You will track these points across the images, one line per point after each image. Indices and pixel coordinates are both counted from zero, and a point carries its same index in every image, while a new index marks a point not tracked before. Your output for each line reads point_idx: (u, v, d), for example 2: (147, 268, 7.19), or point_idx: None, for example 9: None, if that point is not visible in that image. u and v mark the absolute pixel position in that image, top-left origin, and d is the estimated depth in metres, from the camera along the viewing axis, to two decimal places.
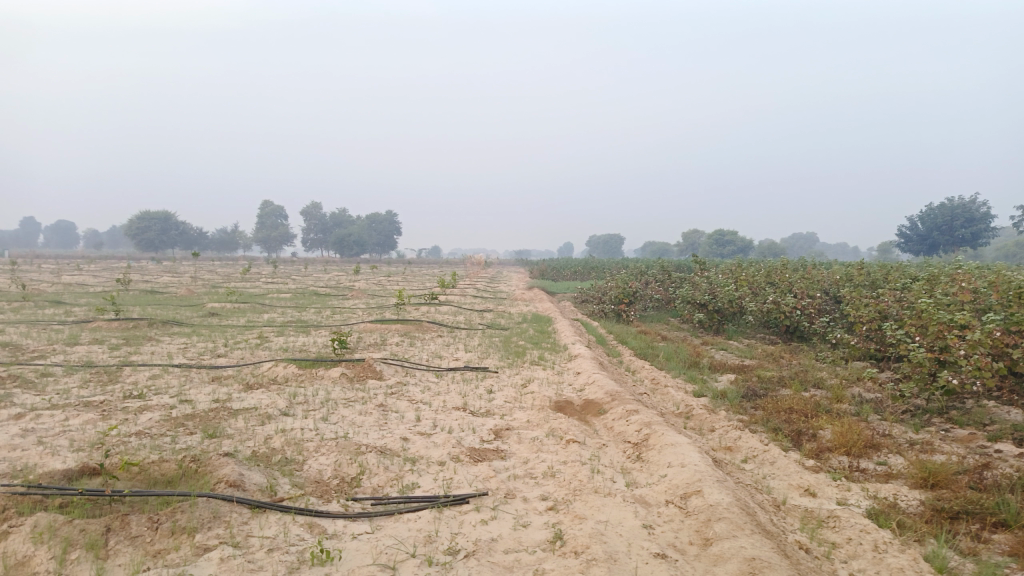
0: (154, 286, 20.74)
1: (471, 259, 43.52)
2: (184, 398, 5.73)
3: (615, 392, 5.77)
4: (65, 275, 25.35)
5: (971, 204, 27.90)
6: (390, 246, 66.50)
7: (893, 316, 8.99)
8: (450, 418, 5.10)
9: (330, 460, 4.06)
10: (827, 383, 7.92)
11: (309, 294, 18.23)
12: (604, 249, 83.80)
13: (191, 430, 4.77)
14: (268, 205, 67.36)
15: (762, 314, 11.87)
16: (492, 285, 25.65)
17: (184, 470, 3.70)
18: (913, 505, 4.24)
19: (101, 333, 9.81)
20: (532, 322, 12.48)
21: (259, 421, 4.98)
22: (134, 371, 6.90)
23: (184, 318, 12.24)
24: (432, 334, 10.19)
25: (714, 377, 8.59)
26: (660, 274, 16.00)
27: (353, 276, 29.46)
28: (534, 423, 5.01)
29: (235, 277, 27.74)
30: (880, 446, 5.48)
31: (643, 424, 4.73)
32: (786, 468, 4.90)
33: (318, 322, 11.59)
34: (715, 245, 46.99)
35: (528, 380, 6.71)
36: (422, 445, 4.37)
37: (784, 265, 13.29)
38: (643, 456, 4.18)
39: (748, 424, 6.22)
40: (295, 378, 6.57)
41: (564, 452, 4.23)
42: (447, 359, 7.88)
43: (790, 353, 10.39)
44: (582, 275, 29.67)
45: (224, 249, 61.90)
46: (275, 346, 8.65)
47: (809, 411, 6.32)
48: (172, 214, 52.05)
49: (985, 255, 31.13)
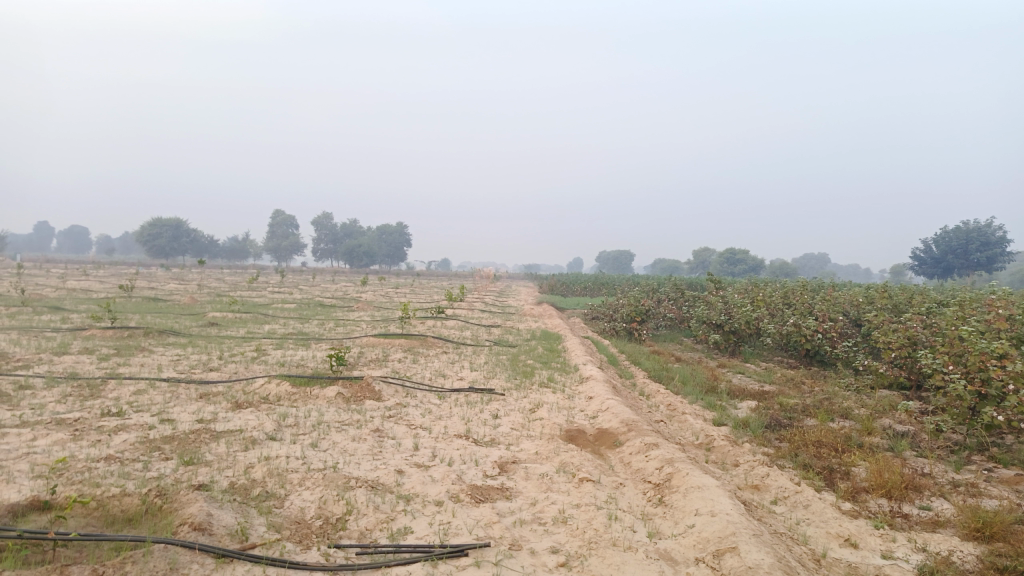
0: (159, 294, 20.38)
1: (480, 272, 43.07)
2: (166, 417, 5.30)
3: (632, 421, 5.30)
4: (72, 280, 25.15)
5: (986, 227, 27.28)
6: (400, 258, 66.19)
7: (924, 343, 8.49)
8: (451, 448, 4.65)
9: (314, 496, 3.63)
10: (854, 414, 7.41)
11: (314, 305, 17.90)
12: (614, 265, 83.28)
13: (166, 455, 4.35)
14: (278, 214, 67.24)
15: (781, 337, 11.36)
16: (501, 299, 25.25)
17: (148, 507, 3.28)
18: (970, 562, 3.75)
19: (93, 342, 9.43)
20: (541, 339, 12.03)
21: (242, 446, 4.55)
22: (118, 385, 6.49)
23: (182, 327, 11.86)
24: (437, 351, 9.75)
25: (733, 403, 8.11)
26: (673, 292, 15.50)
27: (360, 287, 29.09)
28: (544, 455, 4.55)
29: (241, 285, 27.39)
30: (921, 489, 4.99)
31: (664, 460, 4.26)
32: (822, 514, 4.42)
33: (319, 335, 11.18)
34: (725, 263, 46.39)
35: (536, 404, 6.25)
36: (418, 480, 3.93)
37: (804, 286, 12.78)
38: (666, 500, 3.71)
39: (774, 458, 5.73)
40: (288, 397, 6.15)
41: (576, 493, 3.77)
42: (451, 379, 7.44)
43: (811, 379, 9.88)
44: (595, 292, 29.20)
45: (234, 258, 61.84)
46: (272, 360, 8.24)
47: (839, 446, 5.84)
48: (183, 221, 51.88)
49: (999, 280, 30.45)
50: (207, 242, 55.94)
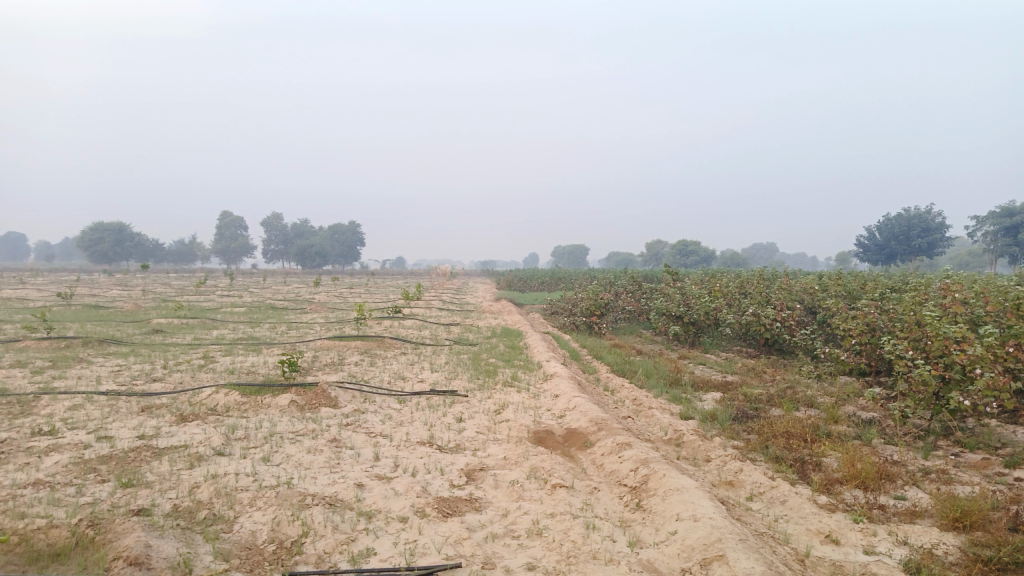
0: (99, 301, 19.49)
1: (435, 268, 42.65)
2: (103, 435, 4.92)
3: (601, 421, 5.11)
4: (6, 288, 24.07)
5: (927, 214, 28.04)
6: (353, 257, 65.25)
7: (883, 330, 8.51)
8: (414, 457, 4.39)
9: (267, 518, 3.34)
10: (819, 402, 7.37)
11: (265, 308, 17.34)
12: (569, 259, 83.59)
13: (103, 476, 4.00)
14: (226, 215, 65.61)
15: (740, 327, 11.35)
16: (457, 296, 24.96)
17: (78, 539, 2.96)
18: (953, 554, 3.64)
19: (26, 354, 8.87)
20: (501, 336, 11.81)
21: (187, 463, 4.22)
22: (51, 401, 6.04)
23: (124, 335, 11.30)
24: (395, 352, 9.43)
25: (698, 395, 8.01)
26: (631, 285, 15.42)
27: (312, 288, 28.48)
28: (512, 460, 4.33)
29: (188, 289, 26.53)
30: (894, 478, 4.92)
31: (638, 462, 4.07)
32: (800, 509, 4.30)
33: (271, 340, 10.74)
34: (678, 254, 46.89)
35: (501, 405, 6.02)
36: (380, 494, 3.66)
37: (761, 275, 12.81)
38: (644, 505, 3.52)
39: (745, 451, 5.61)
40: (237, 407, 5.79)
41: (550, 502, 3.55)
42: (411, 381, 7.16)
43: (772, 369, 9.86)
44: (551, 286, 29.15)
45: (181, 261, 60.18)
46: (220, 368, 7.83)
47: (809, 436, 5.75)
48: (126, 224, 50.15)
49: (939, 265, 31.36)
50: (152, 246, 54.25)
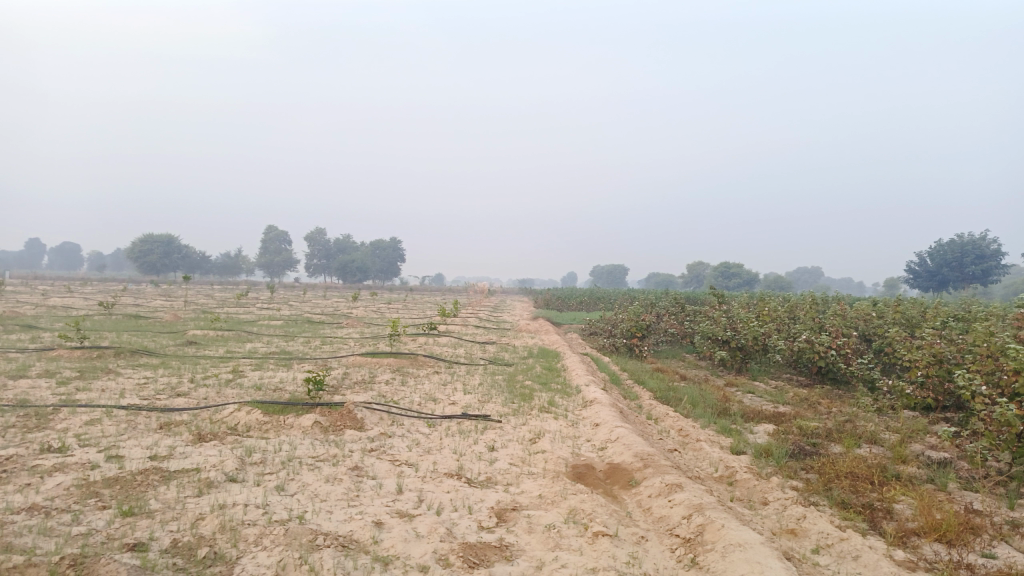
0: (141, 311, 19.44)
1: (473, 286, 42.23)
2: (114, 455, 4.62)
3: (648, 456, 4.65)
4: (55, 296, 24.46)
5: (980, 241, 26.85)
6: (393, 273, 65.48)
7: (952, 363, 7.83)
8: (440, 491, 4.00)
9: (271, 560, 2.96)
10: (883, 439, 6.76)
11: (302, 322, 17.20)
12: (608, 279, 82.83)
13: (104, 503, 3.68)
14: (271, 229, 66.55)
15: (791, 354, 10.71)
16: (495, 314, 24.58)
17: None
18: None
19: (56, 364, 8.70)
20: (539, 357, 11.38)
21: (195, 490, 3.89)
22: (69, 414, 5.80)
23: (157, 346, 11.14)
24: (428, 371, 9.07)
25: (748, 427, 7.47)
26: (674, 306, 14.86)
27: (350, 302, 28.39)
28: (549, 498, 3.91)
29: (230, 301, 26.67)
30: (981, 530, 4.34)
31: (691, 508, 3.61)
32: (876, 568, 3.78)
33: (303, 355, 10.47)
34: (720, 276, 45.90)
35: (537, 433, 5.59)
36: (400, 535, 3.27)
37: (813, 299, 12.17)
38: (701, 562, 3.07)
39: (805, 493, 5.08)
40: (258, 427, 5.48)
41: (592, 554, 3.12)
42: (443, 404, 6.77)
43: (827, 400, 9.23)
44: (590, 306, 28.71)
45: (226, 274, 61.01)
46: (248, 384, 7.55)
47: (876, 479, 5.20)
48: (175, 237, 51.00)
49: (994, 293, 30.01)
50: (198, 258, 55.09)
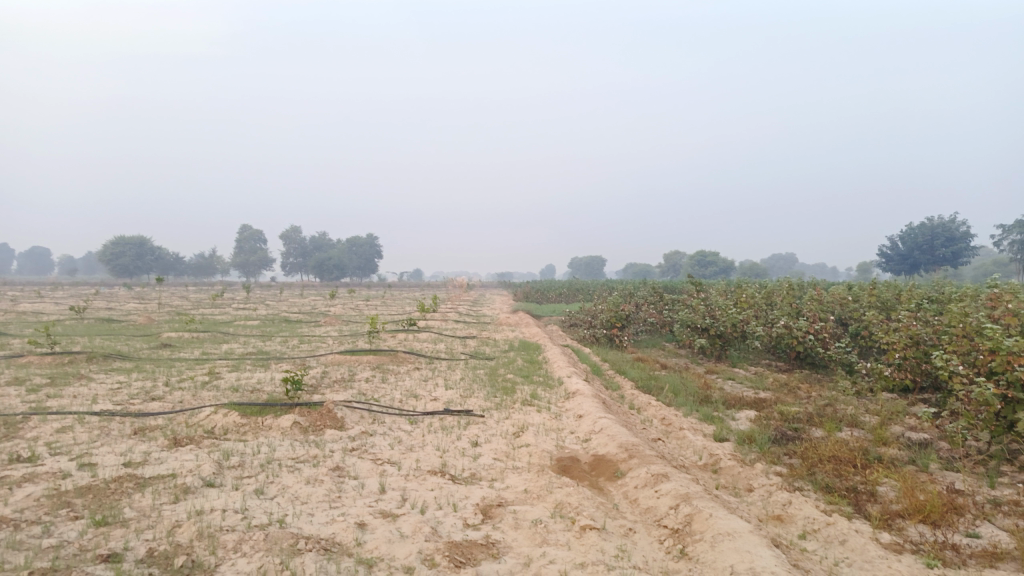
0: (114, 315, 19.11)
1: (451, 281, 42.13)
2: (87, 462, 4.49)
3: (633, 447, 4.61)
4: (24, 302, 23.96)
5: (950, 223, 27.22)
6: (370, 270, 65.10)
7: (928, 344, 7.88)
8: (424, 489, 3.93)
9: (251, 566, 2.88)
10: (864, 422, 6.80)
11: (279, 321, 17.01)
12: (586, 270, 83.03)
13: (76, 513, 3.57)
14: (245, 228, 65.81)
15: (770, 340, 10.76)
16: (474, 308, 24.52)
17: None
18: None
19: (26, 371, 8.49)
20: (520, 350, 11.34)
21: (171, 497, 3.78)
22: (39, 422, 5.65)
23: (130, 350, 10.93)
24: (408, 367, 8.98)
25: (730, 414, 7.48)
26: (652, 295, 14.88)
27: (328, 301, 28.16)
28: (535, 493, 3.85)
29: (206, 302, 26.33)
30: (965, 510, 4.36)
31: (678, 498, 3.58)
32: (864, 552, 3.78)
33: (281, 354, 10.32)
34: (696, 265, 46.15)
35: (520, 426, 5.54)
36: (384, 536, 3.20)
37: (790, 284, 12.24)
38: (690, 553, 3.03)
39: (789, 479, 5.08)
40: (236, 429, 5.37)
41: (580, 548, 3.07)
42: (424, 400, 6.69)
43: (807, 384, 9.29)
44: (569, 298, 28.74)
45: (200, 275, 60.23)
46: (224, 385, 7.42)
47: (859, 462, 5.21)
48: (147, 239, 50.24)
49: (964, 275, 30.50)
50: (172, 259, 54.31)
